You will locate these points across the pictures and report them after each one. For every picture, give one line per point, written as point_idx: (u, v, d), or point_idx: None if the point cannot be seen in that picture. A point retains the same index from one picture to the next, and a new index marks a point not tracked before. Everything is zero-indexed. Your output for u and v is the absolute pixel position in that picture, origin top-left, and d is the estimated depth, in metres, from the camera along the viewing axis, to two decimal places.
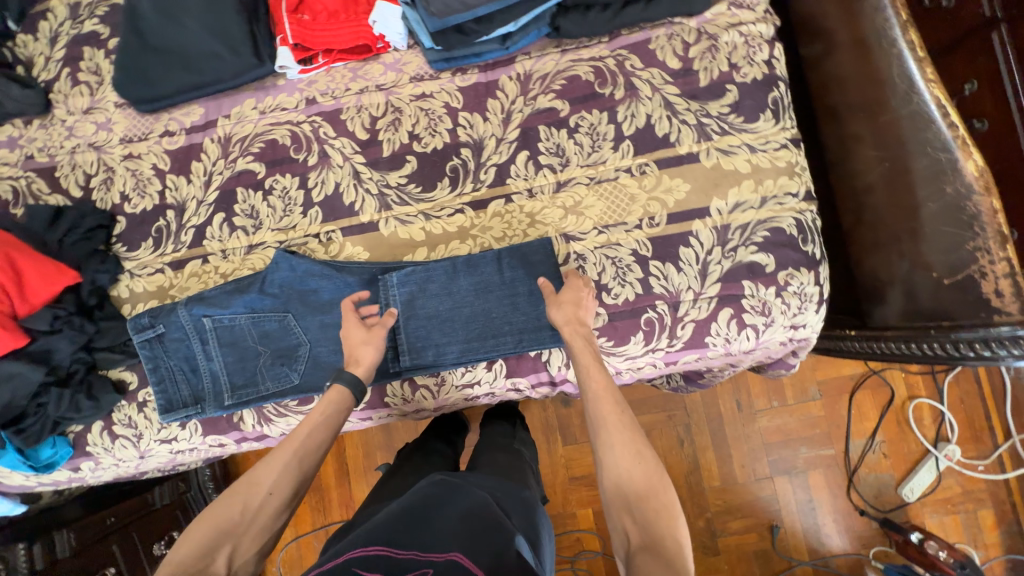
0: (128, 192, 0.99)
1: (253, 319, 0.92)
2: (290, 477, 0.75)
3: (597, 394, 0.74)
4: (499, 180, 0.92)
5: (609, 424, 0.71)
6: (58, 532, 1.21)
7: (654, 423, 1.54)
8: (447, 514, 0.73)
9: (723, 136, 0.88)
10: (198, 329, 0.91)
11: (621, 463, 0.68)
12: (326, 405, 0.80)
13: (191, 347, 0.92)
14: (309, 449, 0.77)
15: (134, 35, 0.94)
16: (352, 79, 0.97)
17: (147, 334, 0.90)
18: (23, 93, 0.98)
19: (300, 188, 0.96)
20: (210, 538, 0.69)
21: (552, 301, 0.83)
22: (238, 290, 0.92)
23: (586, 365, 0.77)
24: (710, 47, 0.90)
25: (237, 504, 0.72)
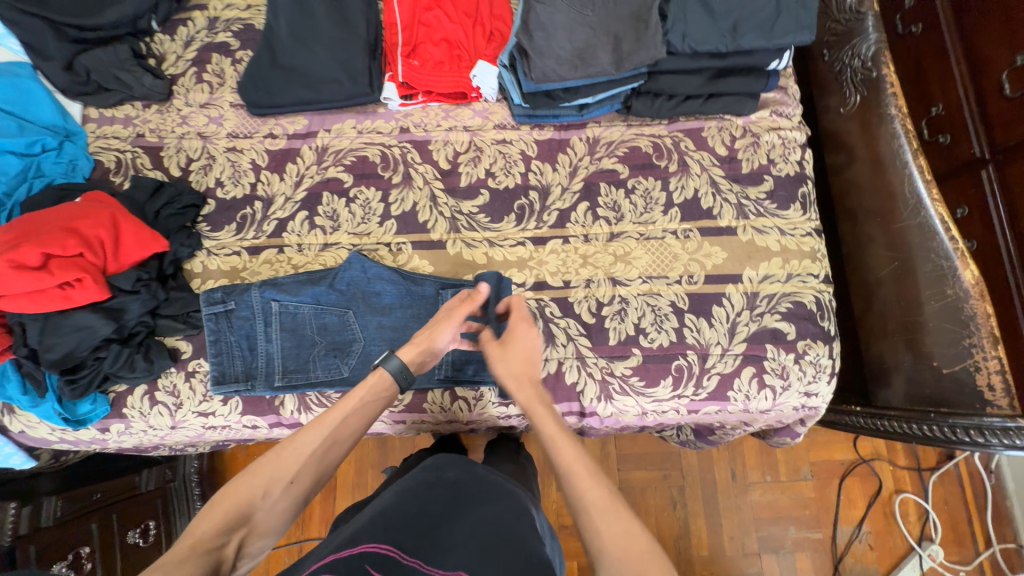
0: (223, 179, 1.09)
1: (318, 310, 0.99)
2: (317, 462, 0.74)
3: (574, 476, 0.70)
4: (560, 223, 1.04)
5: (587, 503, 0.67)
6: (47, 498, 1.17)
7: (650, 481, 1.56)
8: (455, 527, 0.71)
9: (758, 217, 1.02)
10: (265, 311, 0.98)
11: (611, 548, 0.63)
12: (365, 393, 0.81)
13: (254, 326, 0.98)
14: (341, 437, 0.76)
15: (268, 52, 1.09)
16: (443, 118, 1.11)
17: (219, 310, 0.97)
18: (153, 82, 1.11)
19: (381, 202, 1.06)
20: (229, 518, 0.66)
21: (498, 354, 0.86)
22: (309, 281, 1.00)
23: (559, 444, 0.73)
24: (753, 143, 1.06)
25: (261, 485, 0.69)
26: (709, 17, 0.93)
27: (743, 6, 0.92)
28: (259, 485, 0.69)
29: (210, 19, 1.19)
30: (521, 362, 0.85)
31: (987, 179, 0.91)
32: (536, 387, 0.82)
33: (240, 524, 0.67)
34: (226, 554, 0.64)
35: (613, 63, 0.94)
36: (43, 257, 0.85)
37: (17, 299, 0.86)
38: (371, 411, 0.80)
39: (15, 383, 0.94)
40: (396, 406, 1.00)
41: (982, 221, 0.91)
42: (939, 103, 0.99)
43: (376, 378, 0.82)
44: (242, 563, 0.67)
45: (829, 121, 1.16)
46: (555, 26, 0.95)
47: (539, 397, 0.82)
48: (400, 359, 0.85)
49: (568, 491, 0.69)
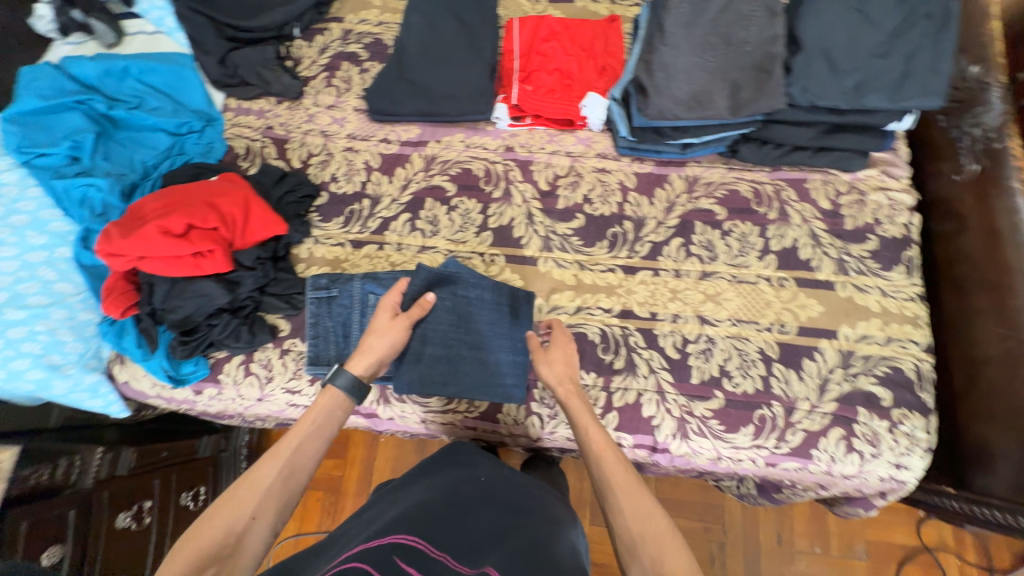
0: (338, 175, 1.17)
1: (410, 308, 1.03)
2: (279, 493, 0.71)
3: (600, 461, 0.73)
4: (652, 255, 1.05)
5: (616, 486, 0.70)
6: (124, 449, 1.23)
7: (688, 531, 1.50)
8: (478, 524, 0.73)
9: (859, 275, 1.00)
10: (361, 300, 1.04)
11: (631, 525, 0.66)
12: (316, 415, 0.79)
13: (349, 314, 1.03)
14: (301, 466, 0.74)
15: (397, 67, 1.19)
16: (548, 141, 1.16)
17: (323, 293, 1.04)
18: (290, 82, 1.22)
19: (480, 213, 1.11)
20: (194, 564, 0.62)
21: (541, 356, 0.89)
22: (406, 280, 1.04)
23: (589, 427, 0.78)
24: (858, 200, 1.05)
25: (222, 527, 0.66)
26: (831, 73, 0.92)
27: (870, 66, 0.91)
28: (218, 529, 0.65)
29: (345, 31, 1.31)
30: (560, 364, 0.88)
31: None
32: (574, 387, 0.86)
33: (206, 570, 0.62)
34: None
35: (729, 108, 0.96)
36: (186, 226, 0.94)
37: (157, 261, 0.94)
38: (327, 431, 0.79)
39: (132, 335, 1.01)
40: (470, 412, 1.01)
41: None
42: None
43: (325, 398, 0.81)
44: None
45: (939, 187, 1.13)
46: (675, 68, 0.99)
47: (577, 393, 0.85)
48: (350, 374, 0.84)
49: (596, 470, 0.73)
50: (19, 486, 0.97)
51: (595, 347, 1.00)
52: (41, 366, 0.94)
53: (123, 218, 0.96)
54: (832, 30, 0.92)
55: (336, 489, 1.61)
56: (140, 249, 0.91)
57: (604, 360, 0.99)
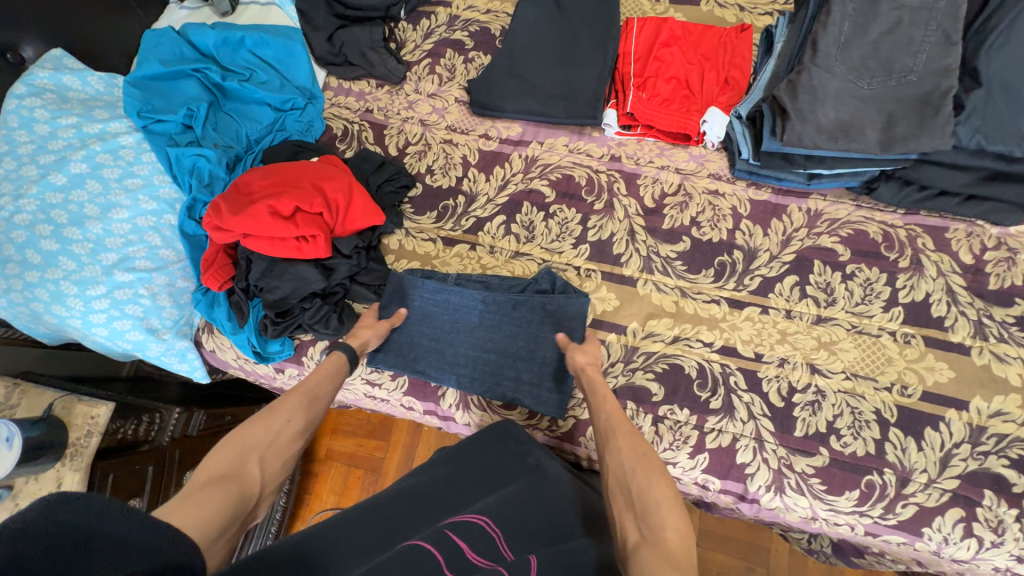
0: (434, 167, 1.14)
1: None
2: (306, 412, 0.78)
3: (603, 413, 0.78)
4: (762, 291, 0.98)
5: (619, 433, 0.74)
6: (199, 410, 1.18)
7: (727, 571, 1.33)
8: (531, 506, 0.69)
9: (1000, 342, 0.90)
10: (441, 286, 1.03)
11: (623, 461, 0.69)
12: (327, 365, 0.87)
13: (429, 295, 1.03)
14: (317, 397, 0.81)
15: (505, 61, 1.15)
16: (657, 155, 1.09)
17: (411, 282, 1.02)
18: (395, 66, 1.19)
19: (579, 224, 1.06)
20: (239, 453, 0.68)
21: (575, 347, 0.91)
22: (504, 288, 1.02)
23: (604, 392, 0.81)
24: (1007, 259, 0.94)
25: (262, 428, 0.72)
26: (1011, 113, 0.83)
27: None
28: (259, 430, 0.71)
29: (451, 17, 1.26)
30: (586, 352, 0.90)
31: None
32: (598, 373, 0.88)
33: (251, 456, 0.68)
34: (246, 478, 0.65)
35: (879, 143, 0.87)
36: (293, 209, 0.93)
37: (262, 240, 0.94)
38: (338, 376, 0.86)
39: (224, 308, 1.02)
40: (551, 431, 0.97)
41: None
42: None
43: (333, 357, 0.88)
44: (261, 495, 0.67)
45: None
46: (824, 92, 0.90)
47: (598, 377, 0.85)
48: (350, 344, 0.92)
49: (598, 420, 0.78)
50: (108, 438, 0.94)
51: (691, 383, 0.94)
52: (140, 328, 0.96)
53: (230, 193, 0.96)
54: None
55: (376, 470, 1.53)
56: (248, 227, 0.91)
57: (700, 398, 0.93)
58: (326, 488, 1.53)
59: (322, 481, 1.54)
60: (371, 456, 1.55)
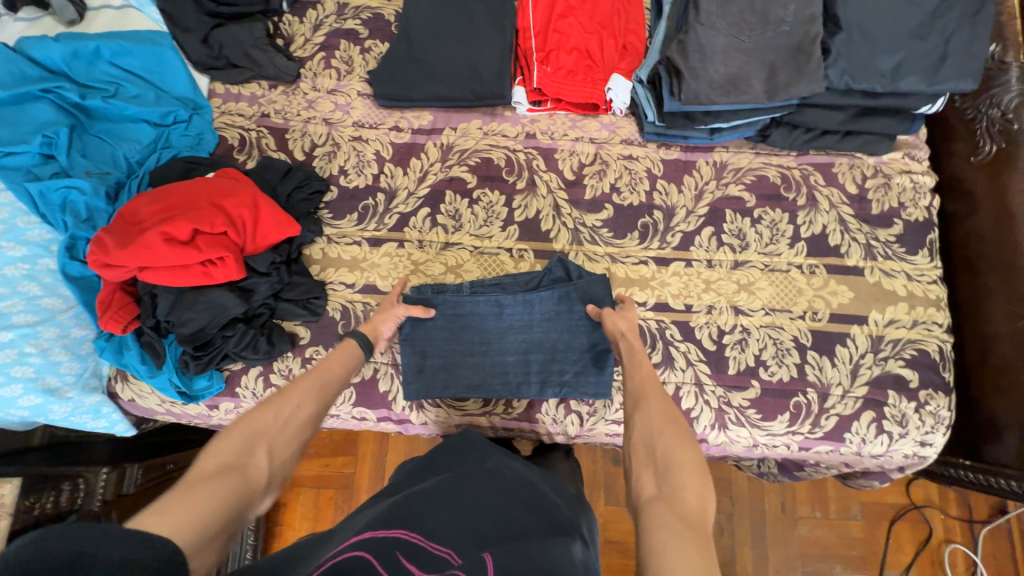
0: (347, 167, 1.08)
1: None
2: (318, 398, 0.70)
3: (636, 375, 0.74)
4: (684, 245, 1.03)
5: (650, 395, 0.70)
6: (130, 466, 1.06)
7: None
8: (487, 509, 0.69)
9: (886, 260, 1.01)
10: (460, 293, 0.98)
11: (653, 422, 0.66)
12: (341, 352, 0.80)
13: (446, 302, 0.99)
14: (329, 382, 0.74)
15: (404, 46, 1.10)
16: (570, 127, 1.11)
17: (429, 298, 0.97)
18: (285, 64, 1.11)
19: (505, 206, 1.06)
20: (245, 440, 0.61)
21: (615, 313, 0.88)
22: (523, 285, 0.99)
23: (639, 353, 0.78)
24: (884, 184, 1.05)
25: (271, 413, 0.64)
26: (871, 54, 0.91)
27: (910, 47, 0.90)
28: (269, 414, 0.64)
29: (339, 5, 1.18)
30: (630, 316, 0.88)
31: None
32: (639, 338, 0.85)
33: (259, 443, 0.61)
34: (251, 469, 0.58)
35: (765, 92, 0.93)
36: (192, 232, 0.85)
37: (162, 271, 0.86)
38: (351, 363, 0.80)
39: (135, 351, 0.93)
40: (509, 414, 0.98)
41: None
42: None
43: (348, 345, 0.82)
44: (269, 486, 0.60)
45: (953, 167, 1.15)
46: (711, 49, 0.94)
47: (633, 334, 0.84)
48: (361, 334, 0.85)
49: (630, 381, 0.74)
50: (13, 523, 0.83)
51: None
52: (35, 391, 0.86)
53: (114, 225, 0.86)
54: (872, 10, 0.90)
55: (348, 486, 1.48)
56: (142, 259, 0.83)
57: None
58: (297, 515, 1.46)
59: (291, 509, 1.47)
60: (338, 474, 1.49)
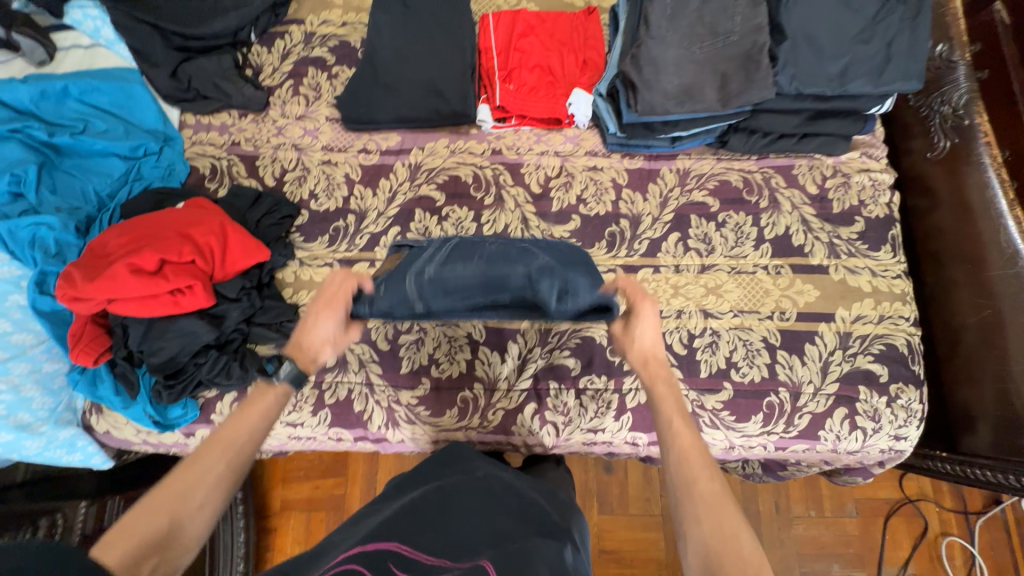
0: (317, 191, 1.10)
1: (499, 248, 0.83)
2: (223, 483, 0.60)
3: (683, 463, 0.62)
4: (651, 252, 1.05)
5: (701, 495, 0.59)
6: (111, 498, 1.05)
7: None
8: (474, 520, 0.68)
9: (850, 257, 1.03)
10: (431, 258, 0.82)
11: (711, 539, 0.56)
12: (261, 404, 0.67)
13: (422, 250, 0.88)
14: (239, 456, 0.62)
15: (369, 70, 1.12)
16: (535, 142, 1.13)
17: (389, 282, 0.81)
18: (253, 93, 1.13)
19: (473, 221, 1.07)
20: (126, 554, 0.53)
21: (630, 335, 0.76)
22: (505, 258, 0.78)
23: (677, 420, 0.66)
24: (843, 183, 1.07)
25: (160, 517, 0.56)
26: (818, 60, 0.93)
27: (854, 52, 0.93)
28: (156, 518, 0.55)
29: (306, 34, 1.21)
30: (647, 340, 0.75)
31: None
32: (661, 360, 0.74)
33: (146, 557, 0.53)
34: None
35: (718, 100, 0.96)
36: (160, 262, 0.86)
37: (131, 302, 0.86)
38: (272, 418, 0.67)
39: (108, 383, 0.93)
40: (484, 427, 0.98)
41: None
42: None
43: (274, 390, 0.69)
44: None
45: (911, 164, 1.18)
46: (664, 62, 0.96)
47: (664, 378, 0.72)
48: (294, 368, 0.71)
49: (669, 466, 0.63)
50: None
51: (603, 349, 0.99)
52: (7, 428, 0.85)
53: (83, 258, 0.87)
54: (814, 18, 0.93)
55: (340, 507, 1.47)
56: (110, 291, 0.83)
57: (614, 362, 0.98)
58: (289, 540, 1.45)
59: (283, 534, 1.45)
60: (328, 495, 1.48)
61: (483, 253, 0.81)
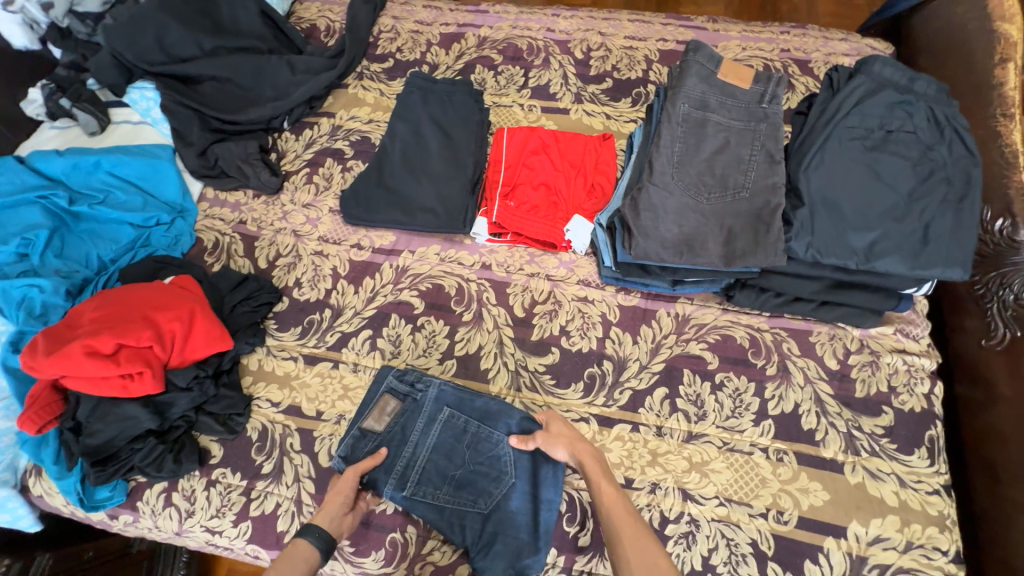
0: (302, 280, 1.10)
1: (472, 474, 0.88)
2: None
3: (609, 509, 0.71)
4: (632, 405, 0.93)
5: (626, 538, 0.67)
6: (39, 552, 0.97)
7: None
8: None
9: (872, 456, 0.86)
10: (413, 461, 0.88)
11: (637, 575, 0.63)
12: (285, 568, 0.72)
13: (414, 424, 0.91)
14: None
15: (376, 173, 1.14)
16: (528, 261, 1.08)
17: (378, 478, 0.88)
18: (268, 179, 1.18)
19: (446, 337, 1.02)
20: None
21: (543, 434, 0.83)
22: (467, 499, 0.86)
23: (598, 478, 0.75)
24: (870, 362, 0.92)
25: None
26: (841, 230, 0.83)
27: (885, 228, 0.82)
28: None
29: (334, 126, 1.27)
30: (563, 430, 0.83)
31: None
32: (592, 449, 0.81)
33: None
34: None
35: (722, 257, 0.87)
36: (116, 345, 0.86)
37: (83, 380, 0.86)
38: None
39: (50, 450, 0.92)
40: None
41: None
42: None
43: (301, 555, 0.74)
44: None
45: (961, 345, 1.01)
46: (665, 209, 0.90)
47: (590, 449, 0.80)
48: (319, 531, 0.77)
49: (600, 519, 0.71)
50: None
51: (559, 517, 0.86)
52: None
53: (55, 327, 0.90)
54: (838, 185, 0.84)
55: None
56: (62, 368, 0.84)
57: (568, 534, 0.85)
58: None
59: None
60: None
61: (454, 476, 0.88)
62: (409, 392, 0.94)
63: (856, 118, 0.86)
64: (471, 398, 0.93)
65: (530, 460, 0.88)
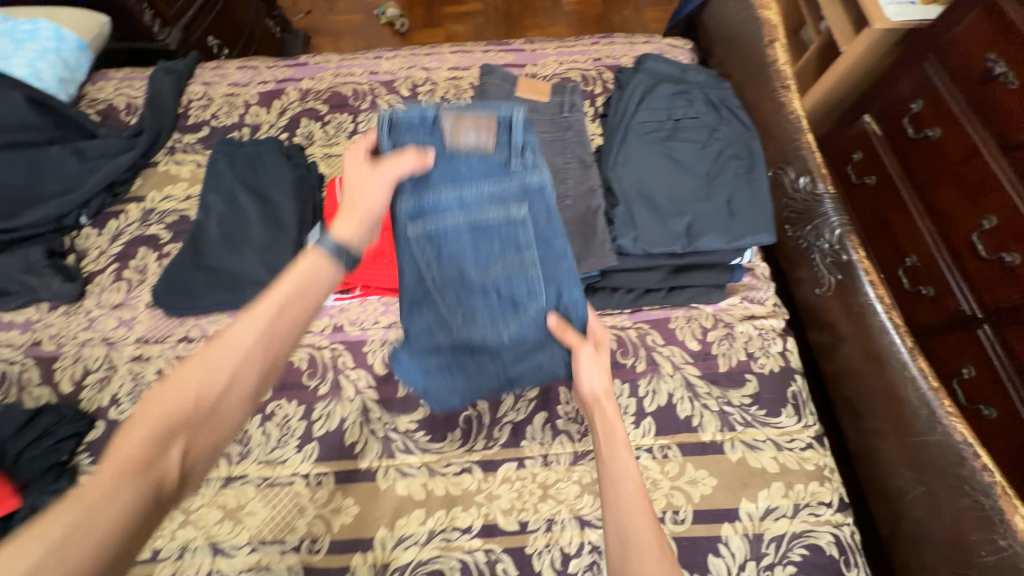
0: (120, 395, 0.93)
1: (482, 299, 0.77)
2: (257, 355, 0.57)
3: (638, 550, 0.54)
4: (513, 440, 0.87)
5: None
6: None
7: None
8: None
9: (746, 428, 0.86)
10: (449, 237, 0.73)
11: None
12: (299, 278, 0.61)
13: (484, 184, 0.72)
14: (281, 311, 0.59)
15: (192, 255, 1.01)
16: (382, 312, 1.00)
17: (405, 189, 0.72)
18: (61, 286, 1.00)
19: (302, 419, 0.90)
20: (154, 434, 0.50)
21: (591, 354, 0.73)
22: (450, 312, 0.78)
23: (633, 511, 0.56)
24: (727, 335, 0.94)
25: (188, 388, 0.53)
26: (659, 218, 0.85)
27: (696, 209, 0.85)
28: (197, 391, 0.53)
29: (145, 211, 1.13)
30: (598, 378, 0.71)
31: (987, 339, 0.97)
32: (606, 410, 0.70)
33: (179, 432, 0.52)
34: (163, 468, 0.50)
35: None
36: None
37: None
38: (313, 292, 0.62)
39: None
40: None
41: (993, 383, 0.95)
42: (913, 255, 1.14)
43: (315, 258, 0.63)
44: (183, 484, 0.52)
45: (803, 295, 1.08)
46: None
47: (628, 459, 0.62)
48: (338, 239, 0.64)
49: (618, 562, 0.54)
50: None
51: None
52: None
53: None
54: (645, 177, 0.86)
55: None
56: None
57: None
58: None
59: None
60: None
61: (463, 279, 0.76)
62: (509, 151, 0.73)
63: (645, 113, 0.92)
64: (552, 227, 0.75)
65: (541, 335, 0.79)
